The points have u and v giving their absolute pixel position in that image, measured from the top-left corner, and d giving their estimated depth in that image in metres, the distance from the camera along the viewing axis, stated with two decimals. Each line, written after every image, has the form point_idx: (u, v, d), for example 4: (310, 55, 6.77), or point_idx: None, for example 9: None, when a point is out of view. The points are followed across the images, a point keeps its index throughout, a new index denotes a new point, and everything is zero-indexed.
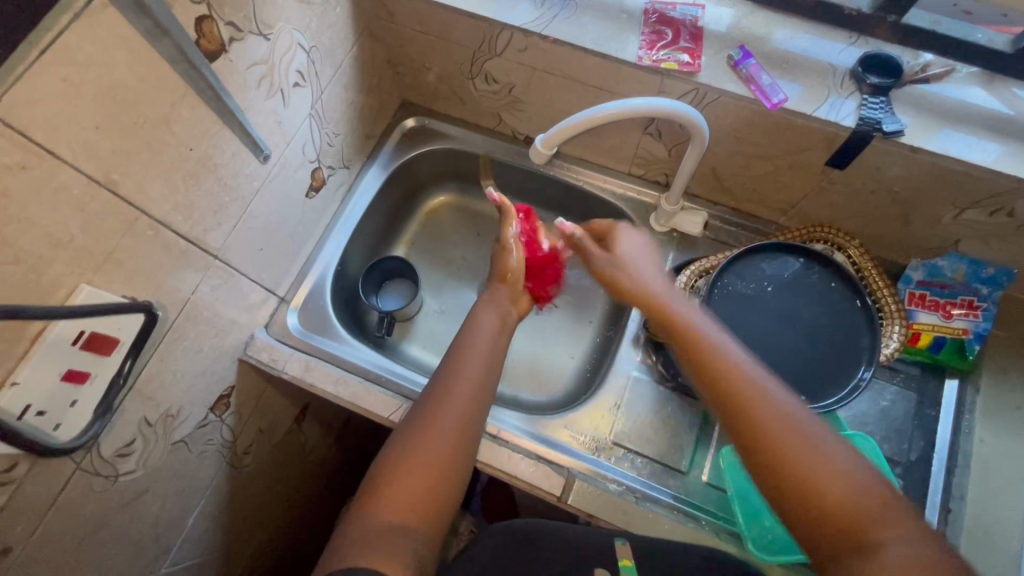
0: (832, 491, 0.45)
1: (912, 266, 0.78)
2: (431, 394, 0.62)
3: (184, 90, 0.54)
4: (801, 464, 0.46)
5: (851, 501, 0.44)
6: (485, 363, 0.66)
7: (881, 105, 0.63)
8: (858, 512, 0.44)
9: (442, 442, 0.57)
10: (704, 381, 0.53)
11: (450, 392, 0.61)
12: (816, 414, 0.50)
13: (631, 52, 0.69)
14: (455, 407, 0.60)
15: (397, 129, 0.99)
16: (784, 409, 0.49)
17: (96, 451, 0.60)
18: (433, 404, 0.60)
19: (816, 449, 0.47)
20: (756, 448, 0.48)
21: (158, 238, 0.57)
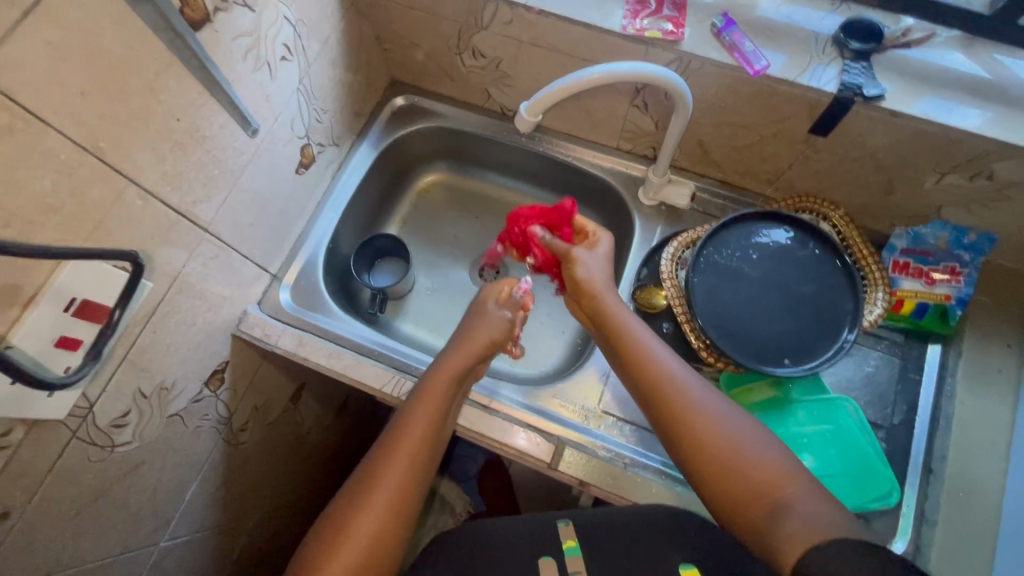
0: (751, 480, 0.55)
1: (895, 234, 0.79)
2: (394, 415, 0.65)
3: (169, 59, 0.55)
4: (723, 462, 0.56)
5: (762, 480, 0.55)
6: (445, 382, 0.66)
7: (861, 70, 0.64)
8: (768, 491, 0.54)
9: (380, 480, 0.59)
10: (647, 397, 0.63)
11: (399, 424, 0.63)
12: (734, 417, 0.59)
13: (615, 21, 0.69)
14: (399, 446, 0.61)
15: (387, 107, 0.99)
16: (705, 425, 0.59)
17: (92, 420, 0.61)
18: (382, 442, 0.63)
19: (731, 452, 0.57)
20: (691, 444, 0.58)
21: (148, 208, 0.58)
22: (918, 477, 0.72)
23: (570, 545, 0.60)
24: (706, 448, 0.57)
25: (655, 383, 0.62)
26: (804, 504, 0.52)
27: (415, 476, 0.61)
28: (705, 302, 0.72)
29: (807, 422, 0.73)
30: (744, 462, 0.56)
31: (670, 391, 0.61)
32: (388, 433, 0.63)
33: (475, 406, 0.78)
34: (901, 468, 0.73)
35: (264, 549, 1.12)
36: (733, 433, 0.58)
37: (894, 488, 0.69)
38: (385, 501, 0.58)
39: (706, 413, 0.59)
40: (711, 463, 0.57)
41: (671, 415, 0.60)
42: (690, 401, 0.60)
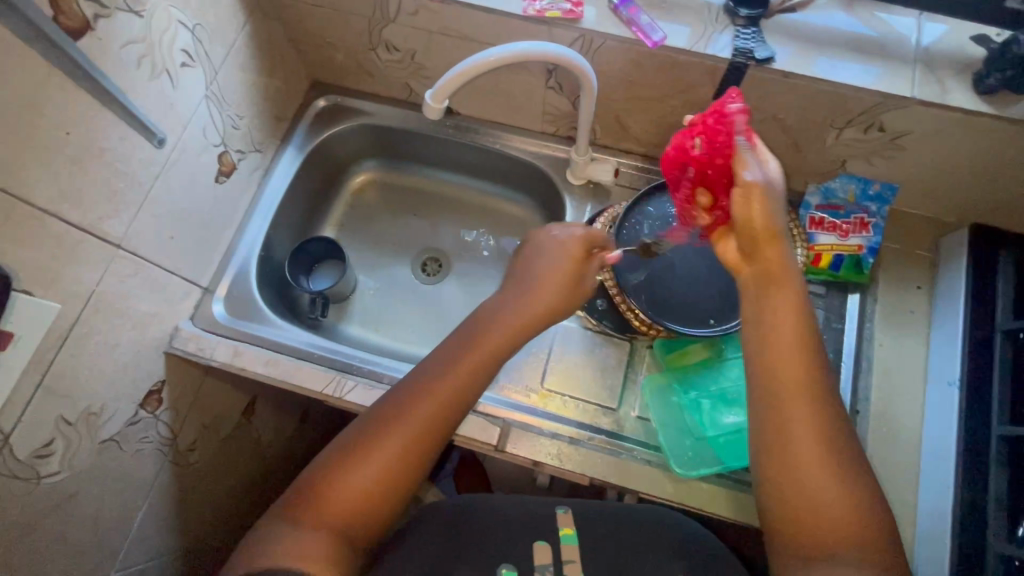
0: (828, 514, 0.47)
1: (809, 192, 0.83)
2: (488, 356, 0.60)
3: (48, 71, 0.53)
4: (807, 480, 0.48)
5: (835, 519, 0.46)
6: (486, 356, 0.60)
7: (752, 35, 0.67)
8: (833, 532, 0.46)
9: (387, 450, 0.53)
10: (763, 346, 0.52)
11: (416, 407, 0.55)
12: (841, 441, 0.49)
13: (516, 5, 0.70)
14: (408, 423, 0.54)
15: (309, 109, 0.98)
16: (803, 424, 0.49)
17: (11, 452, 0.59)
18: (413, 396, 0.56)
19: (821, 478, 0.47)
20: (781, 410, 0.50)
21: (44, 228, 0.56)
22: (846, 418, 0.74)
23: (566, 532, 0.59)
24: (796, 457, 0.48)
25: (770, 311, 0.52)
26: (854, 516, 0.46)
27: (424, 442, 0.55)
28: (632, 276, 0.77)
29: (737, 378, 0.76)
30: (820, 462, 0.48)
31: (797, 355, 0.50)
32: (399, 407, 0.55)
33: None
34: None
35: None
36: (826, 424, 0.49)
37: None
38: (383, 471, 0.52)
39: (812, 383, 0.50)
40: (796, 444, 0.48)
41: (774, 360, 0.51)
42: (801, 358, 0.50)
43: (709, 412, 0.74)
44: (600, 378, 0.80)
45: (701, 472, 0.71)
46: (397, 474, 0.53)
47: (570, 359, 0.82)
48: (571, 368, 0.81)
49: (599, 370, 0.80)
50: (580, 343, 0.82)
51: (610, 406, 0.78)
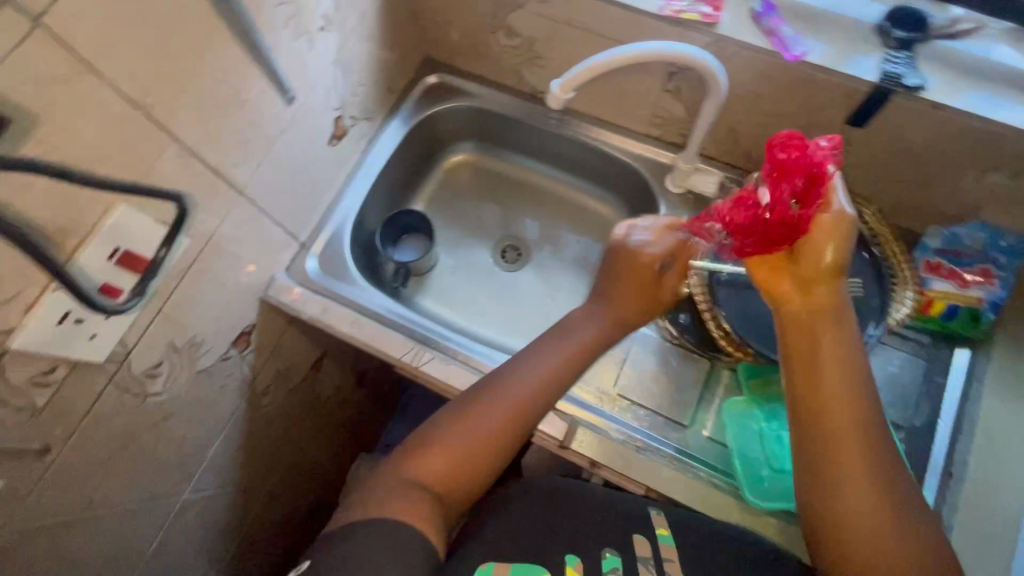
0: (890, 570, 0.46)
1: (930, 234, 0.77)
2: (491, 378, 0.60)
3: (215, 22, 0.57)
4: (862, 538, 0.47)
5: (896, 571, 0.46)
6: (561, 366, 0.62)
7: (904, 60, 0.63)
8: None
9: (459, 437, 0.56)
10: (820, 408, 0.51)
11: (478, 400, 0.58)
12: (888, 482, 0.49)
13: (652, 3, 0.69)
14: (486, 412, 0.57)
15: (419, 85, 1.00)
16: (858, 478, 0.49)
17: (128, 367, 0.64)
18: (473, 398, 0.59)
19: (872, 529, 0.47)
20: (830, 435, 0.50)
21: (187, 167, 0.60)
22: (937, 480, 0.70)
23: (663, 533, 0.56)
24: (850, 512, 0.48)
25: (816, 332, 0.52)
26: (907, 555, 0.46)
27: (520, 414, 0.58)
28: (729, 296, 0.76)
29: None
30: (874, 493, 0.48)
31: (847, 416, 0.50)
32: (467, 403, 0.58)
33: None
34: (918, 469, 0.72)
35: (279, 511, 1.16)
36: (878, 457, 0.49)
37: None
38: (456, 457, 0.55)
39: (859, 411, 0.50)
40: (844, 476, 0.49)
41: (819, 386, 0.51)
42: (853, 385, 0.51)
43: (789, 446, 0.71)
44: (674, 392, 0.79)
45: (783, 506, 0.67)
46: (489, 452, 0.56)
47: (646, 369, 0.81)
48: (645, 377, 0.80)
49: (674, 384, 0.80)
50: (657, 353, 0.82)
51: (680, 421, 0.77)
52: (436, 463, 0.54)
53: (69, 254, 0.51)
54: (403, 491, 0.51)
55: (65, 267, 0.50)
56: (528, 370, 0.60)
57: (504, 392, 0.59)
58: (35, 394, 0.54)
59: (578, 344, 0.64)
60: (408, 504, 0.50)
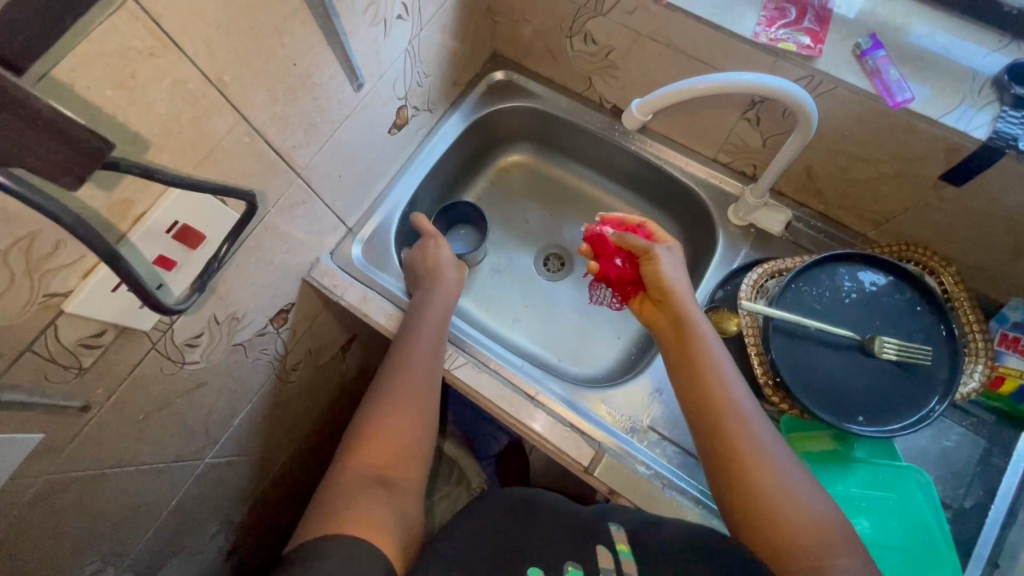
0: (802, 532, 0.51)
1: (1011, 305, 0.72)
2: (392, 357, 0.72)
3: (298, 4, 0.55)
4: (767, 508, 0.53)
5: (801, 529, 0.51)
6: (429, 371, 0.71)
7: (1021, 120, 0.57)
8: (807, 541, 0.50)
9: (385, 423, 0.64)
10: (709, 418, 0.59)
11: (402, 373, 0.69)
12: (782, 458, 0.56)
13: (747, 27, 0.65)
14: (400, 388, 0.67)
15: (485, 80, 0.98)
16: (756, 457, 0.55)
17: (171, 337, 0.64)
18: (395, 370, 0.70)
19: (782, 497, 0.53)
20: (719, 433, 0.58)
21: (252, 146, 0.60)
22: (981, 570, 0.65)
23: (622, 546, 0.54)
24: (753, 490, 0.54)
25: (692, 349, 0.62)
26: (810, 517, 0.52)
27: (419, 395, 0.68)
28: (788, 339, 0.68)
29: (868, 485, 0.68)
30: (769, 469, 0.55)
31: (732, 417, 0.58)
32: (381, 384, 0.69)
33: (522, 395, 0.78)
34: (963, 554, 0.68)
35: (292, 483, 1.18)
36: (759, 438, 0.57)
37: (954, 574, 0.64)
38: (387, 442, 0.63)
39: (736, 403, 0.59)
40: (743, 461, 0.55)
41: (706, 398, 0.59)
42: (726, 388, 0.60)
43: None
44: None
45: None
46: (400, 454, 0.63)
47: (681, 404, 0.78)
48: (680, 413, 0.77)
49: None
50: None
51: None
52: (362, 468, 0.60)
53: (121, 235, 0.50)
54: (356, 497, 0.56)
55: (120, 245, 0.50)
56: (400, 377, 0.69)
57: (403, 385, 0.68)
58: (82, 354, 0.55)
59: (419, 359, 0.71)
60: (356, 512, 0.54)
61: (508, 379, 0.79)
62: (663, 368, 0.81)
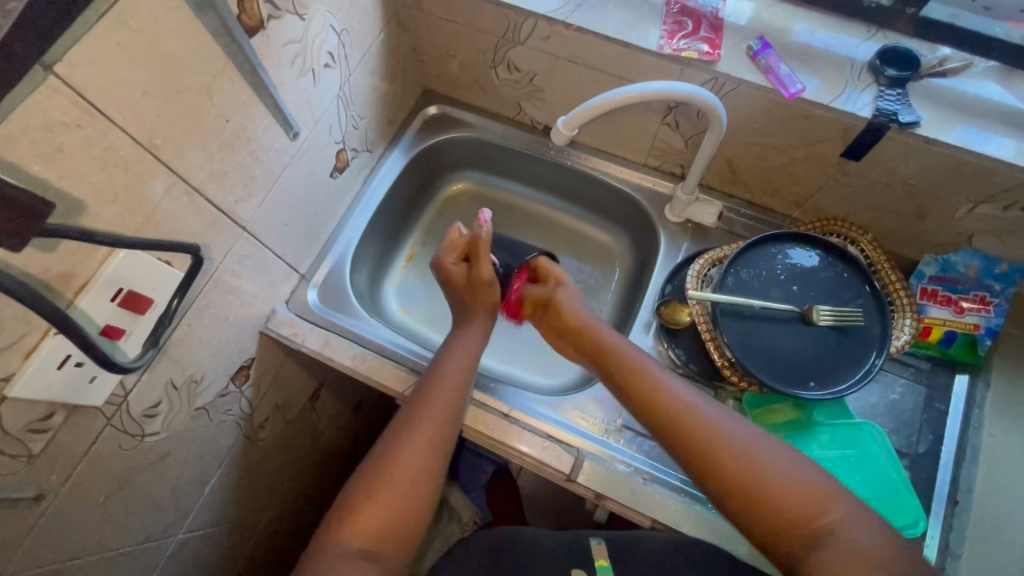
0: (792, 504, 0.54)
1: (924, 262, 0.79)
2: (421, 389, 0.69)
3: (224, 63, 0.57)
4: (767, 488, 0.55)
5: (794, 500, 0.55)
6: (447, 416, 0.66)
7: (897, 97, 0.65)
8: (805, 507, 0.54)
9: (405, 470, 0.61)
10: (671, 432, 0.61)
11: (424, 410, 0.66)
12: (757, 440, 0.59)
13: (652, 41, 0.71)
14: (428, 426, 0.65)
15: (419, 115, 1.02)
16: (741, 451, 0.58)
17: (126, 409, 0.62)
18: (418, 401, 0.67)
19: (773, 480, 0.56)
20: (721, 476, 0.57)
21: (193, 204, 0.60)
22: (944, 508, 0.71)
23: (602, 563, 0.64)
24: (734, 477, 0.56)
25: (651, 401, 0.64)
26: (853, 531, 0.52)
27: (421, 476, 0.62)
28: (736, 322, 0.73)
29: (830, 446, 0.72)
30: (793, 490, 0.55)
31: (697, 424, 0.60)
32: (400, 420, 0.66)
33: (496, 414, 0.79)
34: (926, 497, 0.72)
35: (274, 549, 1.13)
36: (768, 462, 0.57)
37: (920, 517, 0.68)
38: (398, 493, 0.60)
39: (736, 441, 0.59)
40: (722, 463, 0.57)
41: (699, 453, 0.59)
42: (715, 436, 0.59)
43: None
44: None
45: None
46: (415, 493, 0.61)
47: None
48: None
49: None
50: None
51: None
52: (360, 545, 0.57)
53: (73, 296, 0.50)
54: (348, 570, 0.54)
55: (70, 310, 0.49)
56: (394, 464, 0.61)
57: (420, 426, 0.64)
58: (31, 440, 0.52)
59: (426, 437, 0.64)
60: None
61: (479, 401, 0.80)
62: None
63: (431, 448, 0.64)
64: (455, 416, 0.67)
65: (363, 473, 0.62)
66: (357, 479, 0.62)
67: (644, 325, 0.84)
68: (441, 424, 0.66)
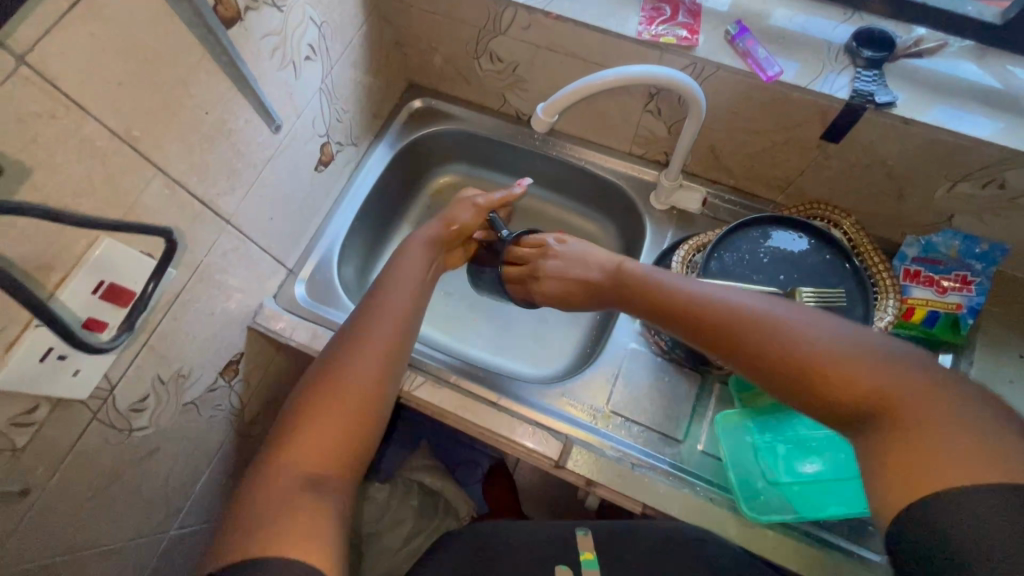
0: (853, 377, 0.47)
1: (907, 243, 0.79)
2: (362, 310, 0.67)
3: (201, 55, 0.57)
4: (821, 361, 0.49)
5: (854, 370, 0.47)
6: (396, 328, 0.65)
7: (873, 78, 0.66)
8: (869, 380, 0.47)
9: (353, 392, 0.58)
10: (705, 332, 0.57)
11: (371, 330, 0.64)
12: (801, 313, 0.53)
13: (631, 28, 0.71)
14: (374, 346, 0.62)
15: (405, 109, 1.02)
16: (787, 328, 0.52)
17: (113, 403, 0.62)
18: (364, 325, 0.64)
19: (829, 350, 0.49)
20: (770, 364, 0.51)
21: (175, 196, 0.60)
22: None
23: (588, 556, 0.66)
24: (783, 362, 0.51)
25: (680, 308, 0.60)
26: (923, 387, 0.45)
27: (364, 405, 0.58)
28: None
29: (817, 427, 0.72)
30: (843, 368, 0.48)
31: (734, 314, 0.55)
32: (341, 346, 0.63)
33: (485, 403, 0.79)
34: None
35: None
36: (810, 340, 0.50)
37: None
38: (342, 417, 0.57)
39: (775, 328, 0.52)
40: (764, 351, 0.52)
41: (741, 345, 0.53)
42: (754, 323, 0.53)
43: (783, 457, 0.70)
44: (668, 408, 0.79)
45: (778, 518, 0.67)
46: (362, 415, 0.58)
47: (636, 384, 0.81)
48: (639, 393, 0.80)
49: (667, 399, 0.79)
50: (649, 369, 0.82)
51: (675, 436, 0.77)
52: (306, 447, 0.54)
53: (53, 289, 0.50)
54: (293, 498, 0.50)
55: (48, 300, 0.49)
56: (339, 388, 0.58)
57: (364, 349, 0.62)
58: (16, 434, 0.53)
59: (370, 356, 0.62)
60: (302, 509, 0.49)
61: (467, 391, 0.80)
62: (616, 353, 0.83)
63: (383, 368, 0.62)
64: (405, 337, 0.66)
65: (305, 399, 0.58)
66: (295, 405, 0.58)
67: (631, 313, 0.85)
68: (384, 355, 0.62)
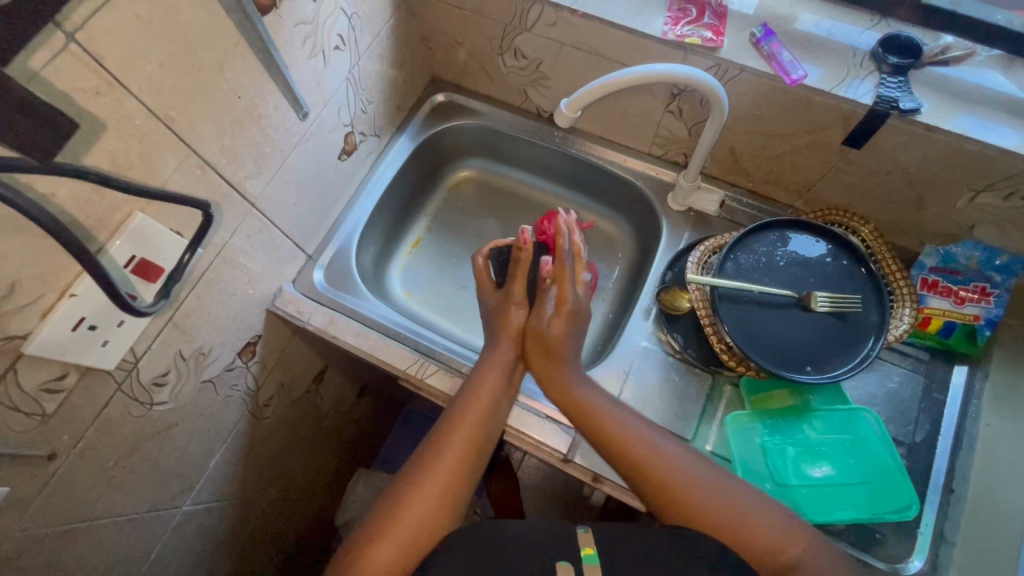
0: (762, 537, 0.57)
1: (925, 253, 0.79)
2: (455, 404, 0.70)
3: (237, 40, 0.59)
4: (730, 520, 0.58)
5: (762, 531, 0.58)
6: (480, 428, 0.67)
7: (898, 85, 0.66)
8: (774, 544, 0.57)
9: (421, 508, 0.60)
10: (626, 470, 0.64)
11: (452, 438, 0.66)
12: (708, 467, 0.63)
13: (656, 27, 0.72)
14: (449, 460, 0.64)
15: (427, 102, 1.03)
16: (691, 475, 0.62)
17: (137, 376, 0.64)
18: (445, 430, 0.67)
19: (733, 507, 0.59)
20: (686, 516, 0.59)
21: (205, 177, 0.62)
22: (939, 497, 0.71)
23: (589, 551, 0.55)
24: (702, 516, 0.59)
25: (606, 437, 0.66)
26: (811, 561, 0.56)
27: (439, 509, 0.60)
28: (733, 309, 0.73)
29: (826, 430, 0.73)
30: (761, 531, 0.58)
31: (658, 461, 0.63)
32: (422, 454, 0.65)
33: None
34: (921, 485, 0.72)
35: (276, 529, 1.15)
36: (728, 495, 0.60)
37: (913, 501, 0.68)
38: (402, 536, 0.58)
39: (691, 479, 0.61)
40: (684, 492, 0.60)
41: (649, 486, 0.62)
42: (669, 472, 0.62)
43: (792, 459, 0.72)
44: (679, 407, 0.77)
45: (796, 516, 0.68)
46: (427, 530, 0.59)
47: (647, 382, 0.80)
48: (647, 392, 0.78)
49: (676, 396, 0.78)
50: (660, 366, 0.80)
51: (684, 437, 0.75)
52: (391, 544, 0.57)
53: (101, 246, 0.52)
54: None
55: (99, 254, 0.52)
56: (408, 505, 0.60)
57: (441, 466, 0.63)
58: (45, 400, 0.54)
59: (445, 473, 0.63)
60: None
61: None
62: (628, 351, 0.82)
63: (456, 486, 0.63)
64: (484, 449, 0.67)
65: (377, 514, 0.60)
66: (369, 521, 0.60)
67: (644, 311, 0.85)
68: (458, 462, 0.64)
